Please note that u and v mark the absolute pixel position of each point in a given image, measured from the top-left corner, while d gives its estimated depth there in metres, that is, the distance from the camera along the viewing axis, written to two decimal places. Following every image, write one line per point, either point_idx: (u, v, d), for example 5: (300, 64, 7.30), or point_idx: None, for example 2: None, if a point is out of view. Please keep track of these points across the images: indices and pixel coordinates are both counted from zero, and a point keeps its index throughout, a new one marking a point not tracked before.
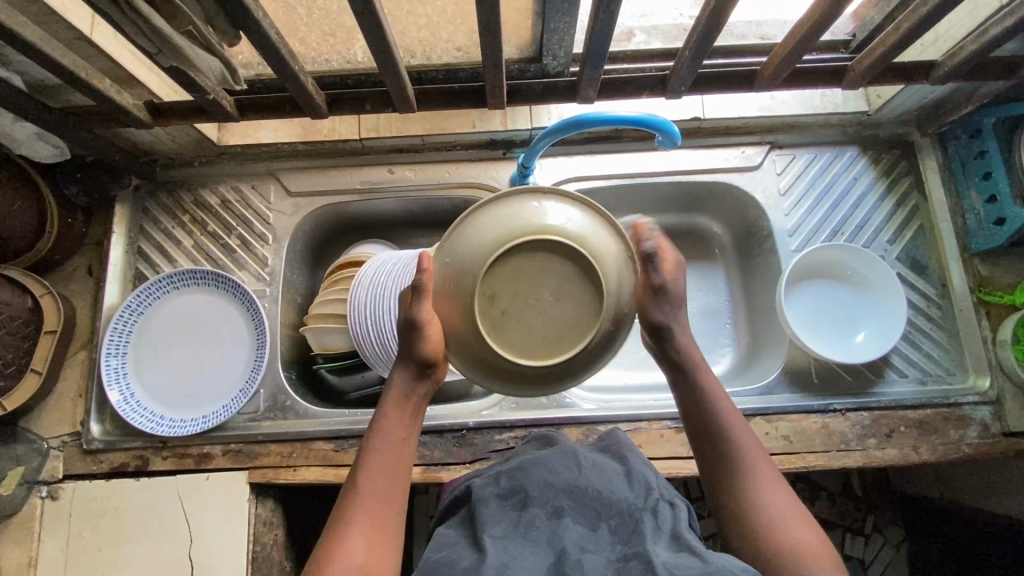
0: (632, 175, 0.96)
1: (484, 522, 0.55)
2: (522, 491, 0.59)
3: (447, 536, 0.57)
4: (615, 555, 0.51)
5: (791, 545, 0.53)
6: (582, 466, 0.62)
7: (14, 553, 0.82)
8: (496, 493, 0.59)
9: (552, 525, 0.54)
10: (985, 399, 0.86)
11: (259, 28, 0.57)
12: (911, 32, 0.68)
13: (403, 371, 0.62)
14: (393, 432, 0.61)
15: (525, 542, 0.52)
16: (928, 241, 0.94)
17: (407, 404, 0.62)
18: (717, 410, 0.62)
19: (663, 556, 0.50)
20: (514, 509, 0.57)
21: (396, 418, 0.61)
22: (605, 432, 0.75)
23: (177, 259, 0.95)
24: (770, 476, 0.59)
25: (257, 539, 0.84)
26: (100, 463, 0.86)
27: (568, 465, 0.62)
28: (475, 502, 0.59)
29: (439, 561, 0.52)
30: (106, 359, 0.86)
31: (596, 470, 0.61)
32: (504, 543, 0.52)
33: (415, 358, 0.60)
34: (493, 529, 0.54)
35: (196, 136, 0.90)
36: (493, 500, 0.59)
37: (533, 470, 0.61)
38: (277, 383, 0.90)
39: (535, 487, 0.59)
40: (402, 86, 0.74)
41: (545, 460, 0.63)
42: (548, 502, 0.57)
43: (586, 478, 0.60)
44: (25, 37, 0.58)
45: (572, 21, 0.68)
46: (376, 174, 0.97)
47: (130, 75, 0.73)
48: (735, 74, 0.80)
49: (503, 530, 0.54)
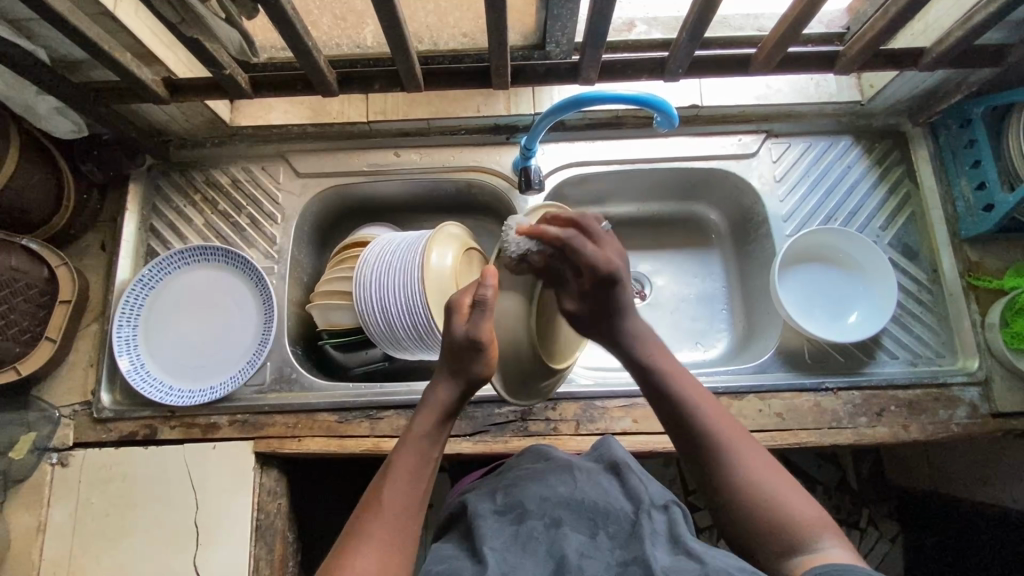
0: (632, 161, 0.99)
1: (484, 535, 0.57)
2: (519, 505, 0.61)
3: (446, 549, 0.59)
4: (615, 559, 0.54)
5: (781, 512, 0.57)
6: (577, 480, 0.64)
7: (24, 517, 0.84)
8: (493, 508, 0.61)
9: (551, 534, 0.57)
10: (973, 379, 0.88)
11: (277, 3, 0.60)
12: (899, 15, 0.71)
13: (448, 386, 0.66)
14: (425, 451, 0.64)
15: (525, 553, 0.55)
16: (918, 227, 0.96)
17: (442, 423, 0.65)
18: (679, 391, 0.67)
19: (661, 560, 0.52)
20: (512, 524, 0.59)
21: (428, 436, 0.64)
22: (598, 439, 0.76)
23: (187, 235, 0.97)
24: (744, 440, 0.63)
25: (261, 508, 0.86)
26: (109, 431, 0.88)
27: (564, 481, 0.64)
28: (472, 517, 0.61)
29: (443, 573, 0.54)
30: (118, 328, 0.89)
31: (591, 482, 0.64)
32: (504, 555, 0.54)
33: (467, 373, 0.66)
34: (493, 541, 0.56)
35: (209, 115, 0.93)
36: (491, 514, 0.61)
37: (528, 485, 0.63)
38: (283, 356, 0.92)
39: (531, 501, 0.61)
40: (410, 66, 0.76)
41: (540, 475, 0.65)
42: (546, 514, 0.59)
43: (581, 491, 0.62)
44: (54, 9, 0.61)
45: (573, 6, 0.71)
46: (381, 157, 0.99)
47: (149, 52, 0.76)
48: (732, 59, 0.83)
49: (503, 543, 0.56)
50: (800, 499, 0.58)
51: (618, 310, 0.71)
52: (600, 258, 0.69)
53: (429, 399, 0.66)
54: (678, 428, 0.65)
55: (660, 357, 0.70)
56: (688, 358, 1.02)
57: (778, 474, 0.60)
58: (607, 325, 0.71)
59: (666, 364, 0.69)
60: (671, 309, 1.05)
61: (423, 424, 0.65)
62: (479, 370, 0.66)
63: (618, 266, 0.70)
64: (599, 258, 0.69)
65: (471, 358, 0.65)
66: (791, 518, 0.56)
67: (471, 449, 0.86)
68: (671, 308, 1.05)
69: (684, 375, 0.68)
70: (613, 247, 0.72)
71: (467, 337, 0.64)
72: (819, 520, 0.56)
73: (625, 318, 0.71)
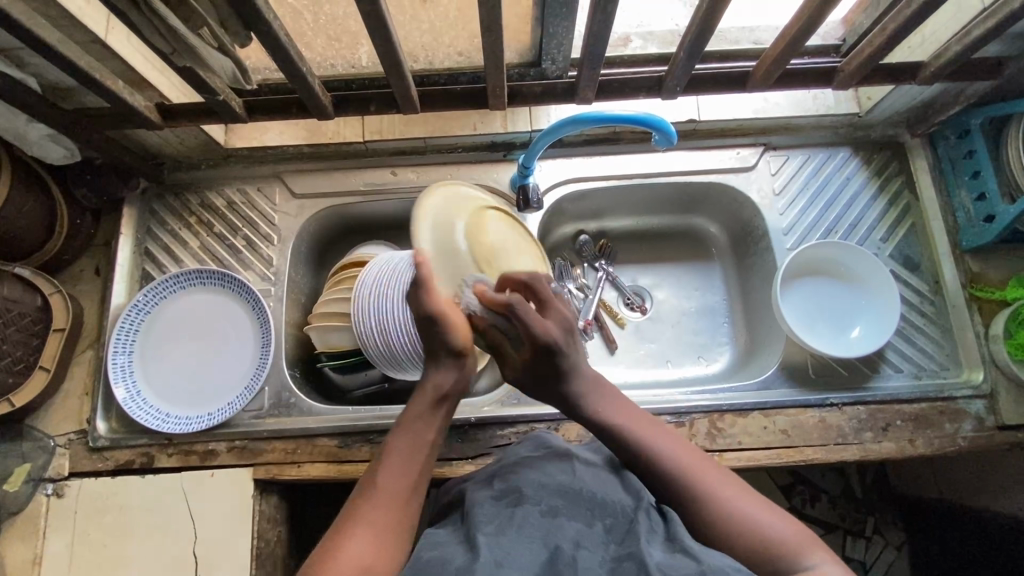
0: (630, 176, 0.98)
1: (478, 520, 0.55)
2: (516, 491, 0.59)
3: (440, 535, 0.57)
4: (609, 555, 0.52)
5: (765, 543, 0.55)
6: (577, 470, 0.62)
7: (19, 550, 0.83)
8: (491, 494, 0.59)
9: (547, 522, 0.54)
10: (978, 392, 0.87)
11: (270, 30, 0.59)
12: (897, 32, 0.70)
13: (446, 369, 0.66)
14: (422, 432, 0.63)
15: (518, 538, 0.52)
16: (919, 238, 0.96)
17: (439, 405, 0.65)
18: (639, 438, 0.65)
19: (657, 556, 0.50)
20: (508, 507, 0.57)
21: (425, 419, 0.63)
22: None
23: (183, 259, 0.96)
24: (716, 475, 0.61)
25: (261, 535, 0.84)
26: (106, 460, 0.87)
27: (563, 469, 0.62)
28: (468, 504, 0.59)
29: (432, 558, 0.51)
30: (113, 355, 0.88)
31: (590, 474, 0.62)
32: (497, 539, 0.52)
33: (448, 349, 0.65)
34: (486, 526, 0.54)
35: (203, 138, 0.92)
36: (487, 502, 0.58)
37: (525, 472, 0.62)
38: (281, 381, 0.91)
39: (530, 487, 0.58)
40: (407, 88, 0.76)
41: (538, 465, 0.63)
42: (542, 501, 0.57)
43: (579, 481, 0.60)
44: (44, 41, 0.60)
45: (570, 25, 0.71)
46: (378, 176, 0.99)
47: (141, 78, 0.75)
48: (730, 75, 0.82)
49: (496, 527, 0.54)
50: (781, 523, 0.56)
51: (564, 371, 0.69)
52: (554, 316, 0.70)
53: (425, 379, 0.66)
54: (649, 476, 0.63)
55: (610, 404, 0.68)
56: (690, 373, 1.01)
57: (756, 501, 0.59)
58: (557, 386, 0.69)
59: (619, 412, 0.68)
60: (672, 323, 1.04)
61: (419, 405, 0.64)
62: (453, 341, 0.65)
63: (556, 334, 0.67)
64: (534, 328, 0.66)
65: (435, 332, 0.65)
66: (777, 545, 0.54)
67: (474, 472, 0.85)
68: (671, 323, 1.04)
69: (639, 419, 0.67)
70: (558, 312, 0.70)
71: (431, 313, 0.64)
72: (805, 542, 0.54)
73: (573, 378, 0.69)
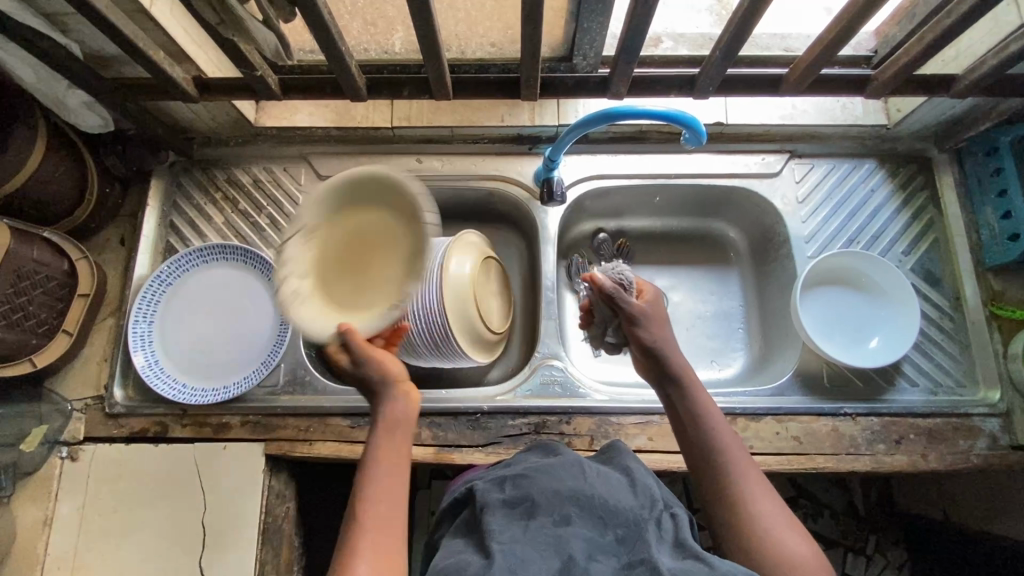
0: (653, 175, 0.99)
1: (491, 530, 0.54)
2: (528, 499, 0.58)
3: (456, 544, 0.57)
4: (621, 562, 0.51)
5: (781, 552, 0.55)
6: (587, 474, 0.60)
7: (31, 510, 0.84)
8: (502, 499, 0.58)
9: (559, 533, 0.54)
10: (994, 411, 0.86)
11: (314, 7, 0.60)
12: (935, 42, 0.70)
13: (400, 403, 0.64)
14: (395, 457, 0.61)
15: (532, 550, 0.52)
16: (941, 254, 0.95)
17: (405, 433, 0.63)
18: (705, 413, 0.66)
19: (667, 563, 0.50)
20: (521, 519, 0.56)
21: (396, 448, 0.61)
22: (606, 444, 0.72)
23: (207, 234, 0.97)
24: (758, 479, 0.61)
25: (269, 511, 0.85)
26: (121, 427, 0.88)
27: (573, 473, 0.61)
28: (479, 509, 0.58)
29: (449, 566, 0.51)
30: (134, 324, 0.89)
31: (601, 478, 0.60)
32: (512, 548, 0.52)
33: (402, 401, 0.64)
34: (501, 535, 0.54)
35: (234, 115, 0.93)
36: (498, 508, 0.58)
37: (537, 478, 0.60)
38: (298, 358, 0.92)
39: (541, 495, 0.58)
40: (440, 73, 0.76)
41: (549, 469, 0.62)
42: (555, 510, 0.56)
43: (590, 486, 0.59)
44: (93, 6, 0.61)
45: (604, 21, 0.71)
46: (404, 162, 1.00)
47: (181, 51, 0.76)
48: (764, 79, 0.82)
49: (512, 537, 0.54)
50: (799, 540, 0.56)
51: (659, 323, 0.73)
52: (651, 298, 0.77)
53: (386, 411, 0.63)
54: (692, 445, 0.65)
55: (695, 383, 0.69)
56: (702, 376, 1.01)
57: (783, 515, 0.58)
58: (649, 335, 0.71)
59: (697, 388, 0.68)
60: (687, 325, 1.04)
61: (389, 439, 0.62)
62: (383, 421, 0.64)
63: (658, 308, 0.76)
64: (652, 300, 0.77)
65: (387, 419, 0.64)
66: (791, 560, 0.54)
67: (483, 460, 0.86)
68: (687, 325, 1.04)
69: (710, 399, 0.67)
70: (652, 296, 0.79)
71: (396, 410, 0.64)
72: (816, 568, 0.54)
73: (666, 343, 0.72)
